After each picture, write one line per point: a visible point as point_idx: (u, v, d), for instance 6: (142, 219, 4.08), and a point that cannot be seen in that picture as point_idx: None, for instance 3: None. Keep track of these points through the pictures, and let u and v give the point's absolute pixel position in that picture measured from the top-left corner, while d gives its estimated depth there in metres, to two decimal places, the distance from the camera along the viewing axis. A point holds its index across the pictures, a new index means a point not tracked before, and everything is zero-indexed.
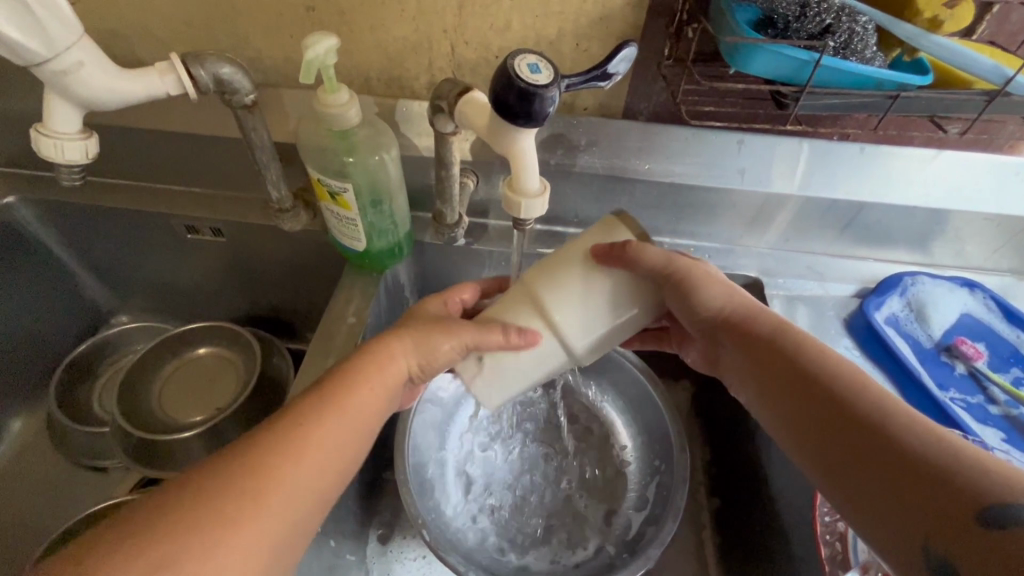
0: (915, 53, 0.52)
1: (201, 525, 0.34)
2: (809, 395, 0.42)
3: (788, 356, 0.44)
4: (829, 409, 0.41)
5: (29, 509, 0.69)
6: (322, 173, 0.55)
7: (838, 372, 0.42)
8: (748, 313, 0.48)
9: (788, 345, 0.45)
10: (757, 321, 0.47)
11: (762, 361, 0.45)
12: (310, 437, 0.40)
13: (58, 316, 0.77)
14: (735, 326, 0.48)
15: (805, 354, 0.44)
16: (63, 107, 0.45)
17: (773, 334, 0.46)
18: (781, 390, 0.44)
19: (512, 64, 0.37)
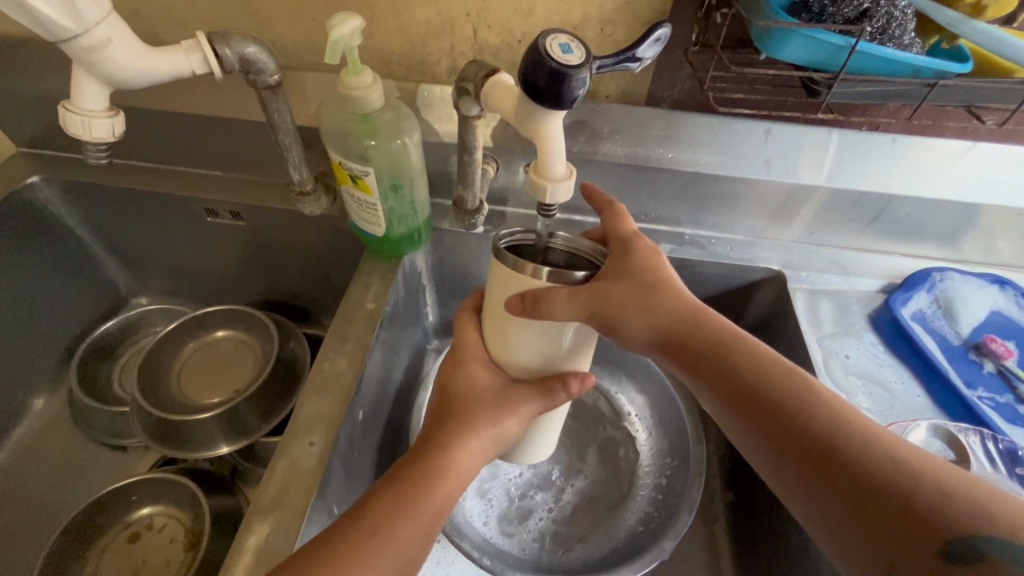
0: (954, 40, 0.51)
1: (356, 539, 0.39)
2: (757, 417, 0.41)
3: (734, 375, 0.43)
4: (781, 428, 0.40)
5: (51, 484, 0.71)
6: (343, 157, 0.54)
7: (787, 390, 0.41)
8: (685, 323, 0.45)
9: (733, 358, 0.43)
10: (699, 330, 0.45)
11: (708, 380, 0.44)
12: (437, 470, 0.44)
13: (82, 296, 0.78)
14: (675, 342, 0.45)
15: (749, 370, 0.42)
16: (90, 84, 0.45)
17: (713, 345, 0.44)
18: (729, 408, 0.43)
19: (544, 44, 0.36)
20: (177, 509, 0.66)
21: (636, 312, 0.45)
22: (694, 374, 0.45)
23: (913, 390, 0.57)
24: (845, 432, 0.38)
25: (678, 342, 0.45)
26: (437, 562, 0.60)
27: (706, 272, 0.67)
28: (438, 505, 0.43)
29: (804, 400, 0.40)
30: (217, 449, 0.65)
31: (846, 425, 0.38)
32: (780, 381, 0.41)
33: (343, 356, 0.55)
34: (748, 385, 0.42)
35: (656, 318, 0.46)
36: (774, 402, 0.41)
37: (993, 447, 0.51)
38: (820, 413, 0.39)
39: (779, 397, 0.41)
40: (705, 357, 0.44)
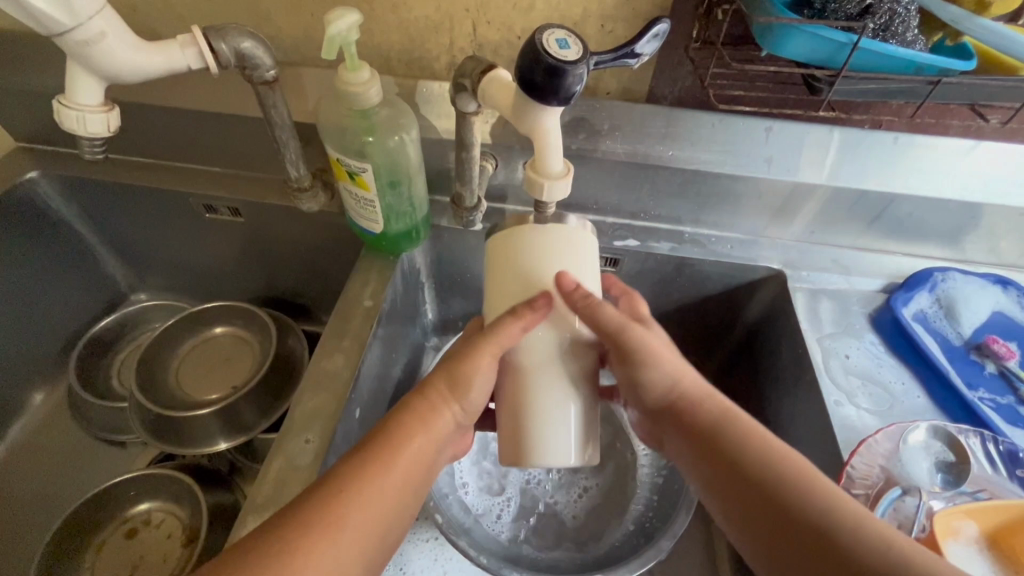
0: (958, 37, 0.50)
1: (317, 521, 0.39)
2: (752, 496, 0.42)
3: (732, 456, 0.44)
4: (775, 520, 0.40)
5: (50, 479, 0.71)
6: (341, 153, 0.54)
7: (783, 473, 0.42)
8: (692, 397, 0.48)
9: (733, 439, 0.45)
10: (702, 403, 0.48)
11: (707, 461, 0.46)
12: (397, 445, 0.44)
13: (81, 292, 0.78)
14: (683, 409, 0.48)
15: (748, 451, 0.44)
16: (85, 78, 0.45)
17: (715, 424, 0.46)
18: (724, 493, 0.44)
19: (541, 39, 0.36)
20: (175, 504, 0.66)
21: (654, 366, 0.48)
22: (695, 451, 0.47)
23: (913, 391, 0.57)
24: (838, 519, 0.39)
25: (686, 412, 0.48)
26: (434, 560, 0.60)
27: (705, 270, 0.67)
28: (403, 478, 0.43)
29: (800, 488, 0.41)
30: (215, 446, 0.65)
31: (841, 518, 0.39)
32: (777, 467, 0.42)
33: (340, 353, 0.55)
34: (742, 468, 0.43)
35: (666, 380, 0.49)
36: (771, 489, 0.41)
37: (993, 449, 0.50)
38: (816, 505, 0.40)
39: (775, 484, 0.42)
40: (706, 426, 0.46)
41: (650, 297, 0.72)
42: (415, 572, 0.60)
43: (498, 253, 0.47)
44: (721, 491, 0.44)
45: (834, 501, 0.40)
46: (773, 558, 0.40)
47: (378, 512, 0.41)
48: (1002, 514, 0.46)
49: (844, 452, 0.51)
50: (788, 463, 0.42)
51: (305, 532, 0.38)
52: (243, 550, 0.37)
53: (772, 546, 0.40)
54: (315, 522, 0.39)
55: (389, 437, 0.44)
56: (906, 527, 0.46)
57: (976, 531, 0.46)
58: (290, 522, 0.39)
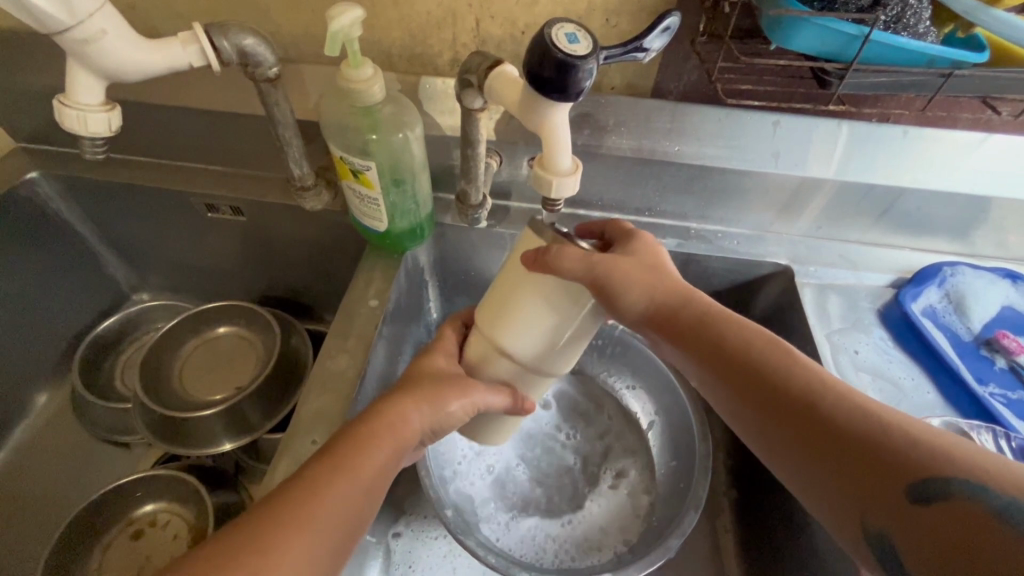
0: (970, 28, 0.50)
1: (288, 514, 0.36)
2: (735, 379, 0.42)
3: (713, 340, 0.44)
4: (768, 407, 0.40)
5: (55, 481, 0.71)
6: (345, 151, 0.53)
7: (759, 354, 0.42)
8: (673, 296, 0.47)
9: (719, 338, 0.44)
10: (686, 310, 0.46)
11: (690, 350, 0.45)
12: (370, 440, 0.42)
13: (82, 292, 0.78)
14: (666, 318, 0.47)
15: (726, 335, 0.44)
16: (85, 79, 0.44)
17: (696, 317, 0.46)
18: (721, 391, 0.43)
19: (549, 34, 0.35)
20: (180, 505, 0.65)
21: (630, 291, 0.45)
22: (685, 352, 0.46)
23: (923, 387, 0.56)
24: (815, 389, 0.39)
25: (673, 320, 0.46)
26: (445, 556, 0.61)
27: (712, 266, 0.67)
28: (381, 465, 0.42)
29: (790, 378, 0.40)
30: (220, 446, 0.65)
31: (829, 396, 0.38)
32: (756, 353, 0.42)
33: (346, 353, 0.54)
34: (732, 362, 0.43)
35: (643, 297, 0.46)
36: (761, 379, 0.41)
37: (1005, 446, 0.49)
38: (806, 388, 0.39)
39: (768, 374, 0.41)
40: (694, 331, 0.45)
41: None
42: (425, 569, 0.60)
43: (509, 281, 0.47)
44: (708, 378, 0.44)
45: (822, 383, 0.39)
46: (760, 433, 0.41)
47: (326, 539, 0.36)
48: None
49: None
50: (774, 355, 0.42)
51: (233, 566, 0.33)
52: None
53: (759, 423, 0.41)
54: (286, 518, 0.36)
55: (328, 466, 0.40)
56: None
57: None
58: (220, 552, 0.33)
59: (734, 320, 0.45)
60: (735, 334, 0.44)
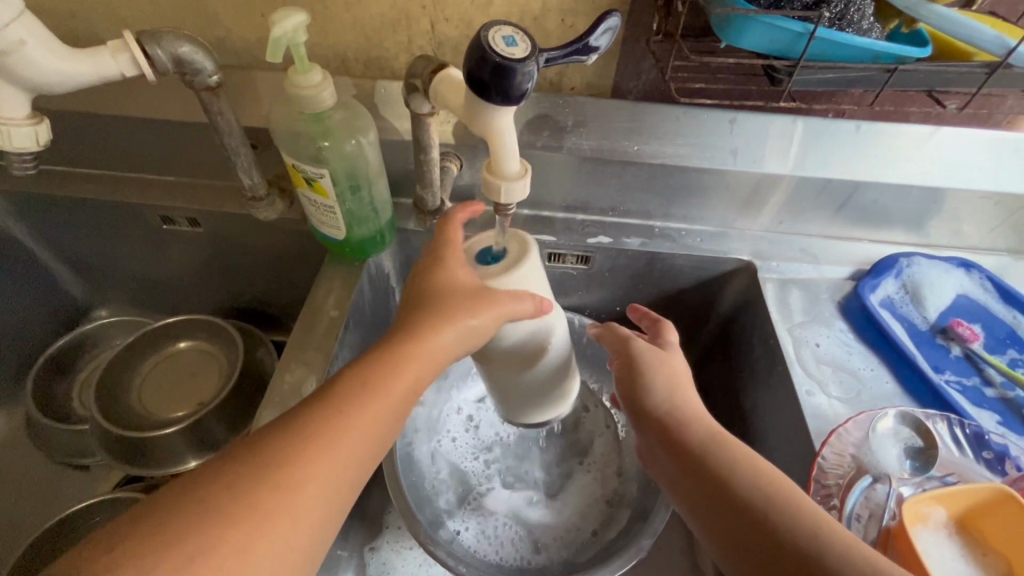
0: (913, 23, 0.50)
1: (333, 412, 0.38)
2: (734, 513, 0.42)
3: (714, 471, 0.44)
4: (749, 529, 0.41)
5: (8, 509, 0.68)
6: (296, 159, 0.52)
7: (760, 486, 0.42)
8: (683, 417, 0.49)
9: (714, 452, 0.46)
10: (690, 431, 0.48)
11: (691, 477, 0.45)
12: (408, 352, 0.42)
13: (34, 311, 0.75)
14: (671, 437, 0.48)
15: (723, 464, 0.44)
16: (9, 91, 0.42)
17: (701, 443, 0.47)
18: (701, 507, 0.44)
19: (488, 36, 0.35)
20: None
21: (652, 384, 0.51)
22: (684, 480, 0.46)
23: (882, 377, 0.57)
24: (818, 535, 0.38)
25: (676, 437, 0.48)
26: (420, 565, 0.60)
27: (677, 264, 0.67)
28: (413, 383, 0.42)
29: (768, 500, 0.41)
30: (185, 464, 0.63)
31: (815, 539, 0.38)
32: (758, 487, 0.42)
33: (306, 365, 0.53)
34: (730, 496, 0.43)
35: (659, 403, 0.50)
36: (745, 502, 0.42)
37: (960, 433, 0.50)
38: (784, 509, 0.40)
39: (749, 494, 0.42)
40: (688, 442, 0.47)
41: (623, 293, 0.72)
42: None
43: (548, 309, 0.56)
44: (705, 508, 0.44)
45: (798, 510, 0.40)
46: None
47: (351, 457, 0.37)
48: (973, 498, 0.45)
49: (814, 444, 0.51)
50: (765, 481, 0.42)
51: (268, 477, 0.34)
52: (192, 489, 0.33)
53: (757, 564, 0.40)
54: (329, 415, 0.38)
55: (357, 386, 0.40)
56: (876, 515, 0.46)
57: (944, 516, 0.46)
58: (256, 461, 0.34)
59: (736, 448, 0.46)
60: (738, 464, 0.44)
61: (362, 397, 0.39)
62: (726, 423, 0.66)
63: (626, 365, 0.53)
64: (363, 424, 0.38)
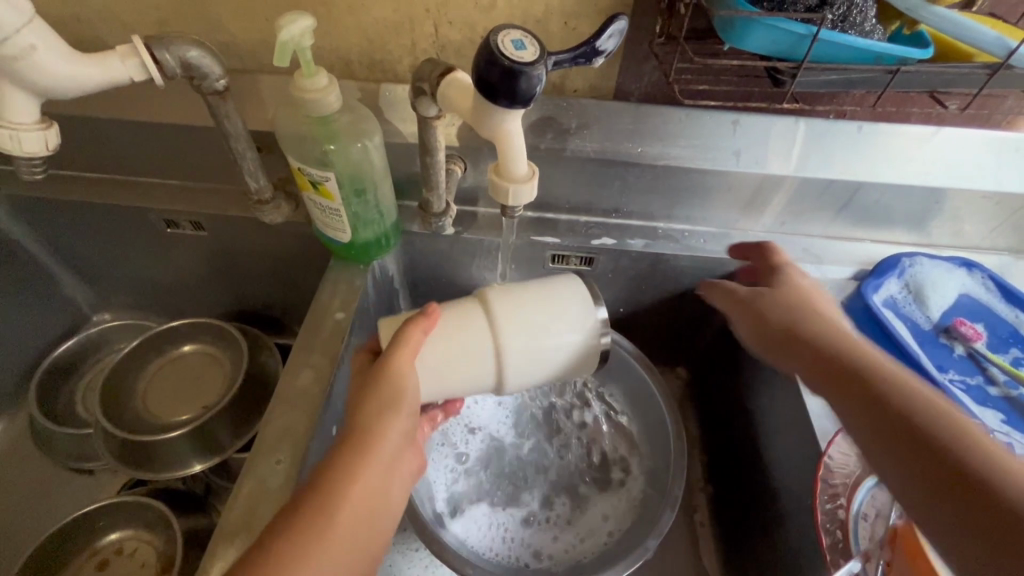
0: (914, 25, 0.51)
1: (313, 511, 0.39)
2: (889, 414, 0.44)
3: (865, 380, 0.47)
4: (894, 427, 0.43)
5: (12, 514, 0.68)
6: (302, 163, 0.52)
7: (893, 387, 0.45)
8: (837, 349, 0.50)
9: (858, 373, 0.47)
10: (853, 354, 0.49)
11: (842, 394, 0.47)
12: (376, 429, 0.42)
13: (38, 316, 0.75)
14: (832, 366, 0.49)
15: (874, 374, 0.47)
16: (18, 96, 0.42)
17: (862, 365, 0.48)
18: (866, 431, 0.44)
19: (496, 40, 0.35)
20: (148, 531, 0.63)
21: (823, 324, 0.53)
22: (838, 401, 0.47)
23: None
24: (951, 426, 0.41)
25: (834, 365, 0.49)
26: (426, 567, 0.60)
27: (680, 265, 0.67)
28: (387, 456, 0.42)
29: (908, 415, 0.43)
30: (189, 468, 0.63)
31: (953, 428, 0.41)
32: (900, 391, 0.45)
33: (312, 368, 0.53)
34: (883, 402, 0.44)
35: (822, 346, 0.51)
36: (907, 416, 0.43)
37: None
38: (938, 417, 0.42)
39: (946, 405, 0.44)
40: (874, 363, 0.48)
41: (626, 294, 0.72)
42: None
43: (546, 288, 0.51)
44: (855, 424, 0.45)
45: (941, 411, 0.42)
46: (913, 463, 0.41)
47: (345, 544, 0.39)
48: None
49: (820, 444, 0.51)
50: (908, 384, 0.45)
51: None
52: None
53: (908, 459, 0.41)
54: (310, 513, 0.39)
55: (333, 485, 0.40)
56: None
57: None
58: None
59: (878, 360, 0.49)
60: (880, 372, 0.47)
61: (341, 496, 0.40)
62: (729, 423, 0.67)
63: (748, 309, 0.58)
64: (346, 508, 0.40)
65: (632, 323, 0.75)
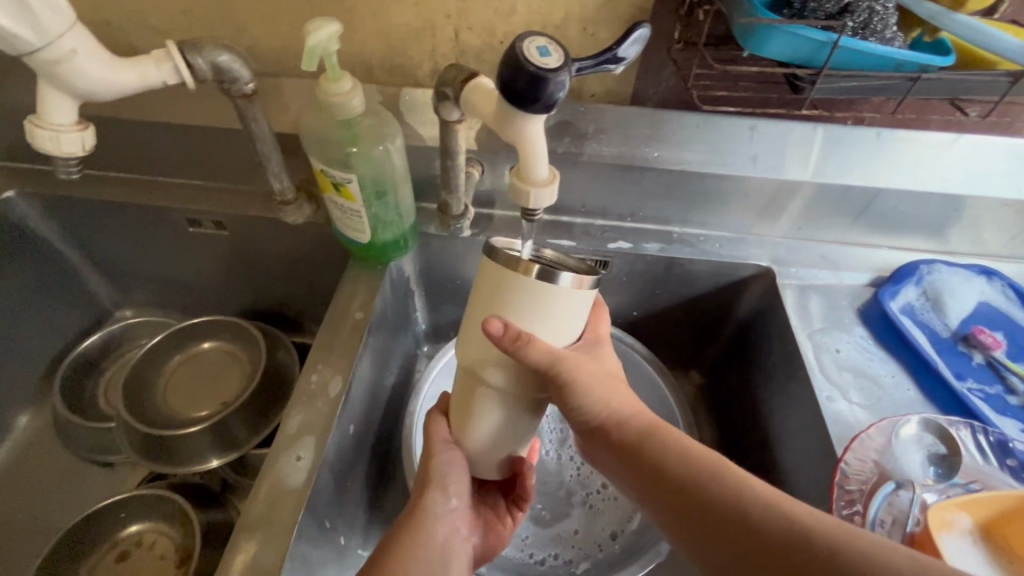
0: (935, 32, 0.51)
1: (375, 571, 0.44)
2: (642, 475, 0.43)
3: (651, 459, 0.43)
4: (661, 485, 0.42)
5: (36, 504, 0.69)
6: (325, 164, 0.53)
7: (666, 441, 0.43)
8: (619, 416, 0.45)
9: (638, 451, 0.44)
10: (626, 421, 0.45)
11: (632, 470, 0.44)
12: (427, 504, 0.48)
13: (64, 311, 0.77)
14: (609, 434, 0.45)
15: (649, 440, 0.44)
16: (57, 98, 0.44)
17: (641, 435, 0.44)
18: (667, 514, 0.41)
19: (522, 47, 0.36)
20: (168, 524, 0.65)
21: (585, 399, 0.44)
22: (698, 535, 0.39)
23: (904, 384, 0.57)
24: (706, 488, 0.39)
25: (627, 453, 0.44)
26: None
27: (695, 269, 0.67)
28: (444, 528, 0.49)
29: (699, 472, 0.40)
30: (207, 463, 0.64)
31: (692, 472, 0.41)
32: (647, 440, 0.44)
33: (331, 367, 0.54)
34: (643, 459, 0.43)
35: (596, 410, 0.45)
36: (694, 493, 0.40)
37: (983, 440, 0.50)
38: (717, 488, 0.39)
39: (705, 485, 0.40)
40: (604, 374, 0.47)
41: (641, 297, 0.72)
42: None
43: (489, 303, 0.42)
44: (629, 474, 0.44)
45: (808, 532, 0.34)
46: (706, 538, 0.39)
47: None
48: (998, 504, 0.46)
49: (837, 449, 0.51)
50: (650, 423, 0.45)
51: None
52: None
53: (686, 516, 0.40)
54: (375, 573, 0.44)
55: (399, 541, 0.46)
56: (900, 521, 0.46)
57: (970, 523, 0.46)
58: None
59: (671, 429, 0.45)
60: (645, 423, 0.45)
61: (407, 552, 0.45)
62: (743, 428, 0.67)
63: None
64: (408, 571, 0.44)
65: (646, 327, 0.75)
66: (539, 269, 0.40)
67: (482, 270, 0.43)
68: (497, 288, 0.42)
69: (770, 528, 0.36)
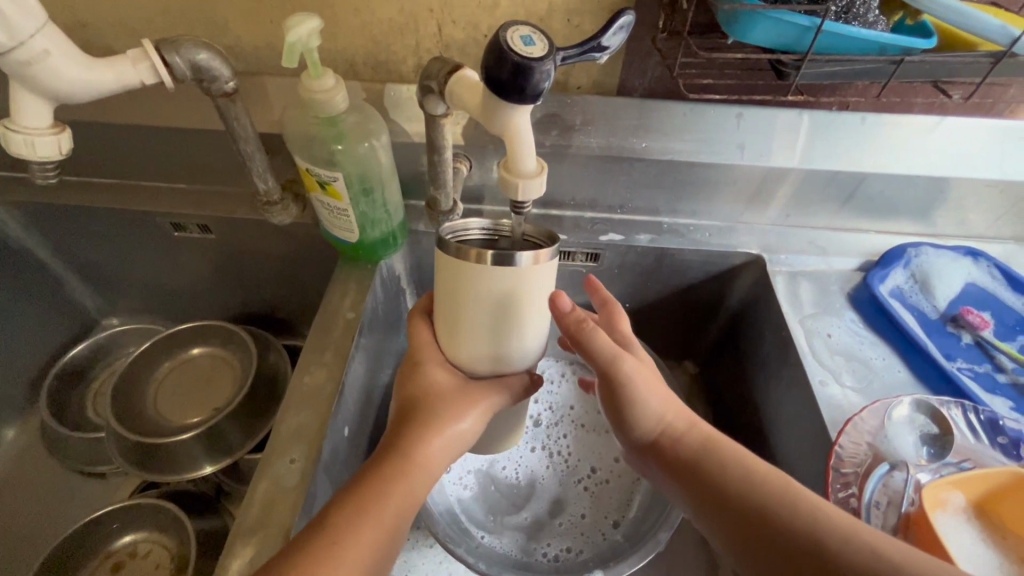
0: (918, 15, 0.51)
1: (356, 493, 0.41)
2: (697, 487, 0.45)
3: (710, 471, 0.44)
4: (717, 498, 0.43)
5: (26, 518, 0.68)
6: (310, 163, 0.53)
7: (726, 456, 0.45)
8: (677, 429, 0.47)
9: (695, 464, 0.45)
10: (682, 436, 0.47)
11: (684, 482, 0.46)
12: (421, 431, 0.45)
13: (48, 321, 0.75)
14: (664, 447, 0.47)
15: (705, 454, 0.45)
16: (31, 101, 0.43)
17: (698, 450, 0.46)
18: (722, 526, 0.43)
19: (505, 36, 0.35)
20: (163, 533, 0.64)
21: (641, 407, 0.47)
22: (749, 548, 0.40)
23: (894, 365, 0.57)
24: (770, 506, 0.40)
25: (684, 466, 0.46)
26: (439, 563, 0.59)
27: (686, 259, 0.67)
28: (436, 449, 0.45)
29: (757, 488, 0.42)
30: (200, 469, 0.63)
31: (750, 488, 0.42)
32: (708, 456, 0.45)
33: (323, 367, 0.54)
34: (701, 472, 0.45)
35: (651, 423, 0.47)
36: (756, 509, 0.41)
37: (974, 419, 0.50)
38: (780, 506, 0.40)
39: (763, 502, 0.41)
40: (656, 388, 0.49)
41: (633, 289, 0.72)
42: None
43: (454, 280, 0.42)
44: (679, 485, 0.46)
45: (875, 551, 0.36)
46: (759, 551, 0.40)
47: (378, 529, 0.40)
48: (990, 482, 0.46)
49: (831, 433, 0.51)
50: (706, 437, 0.47)
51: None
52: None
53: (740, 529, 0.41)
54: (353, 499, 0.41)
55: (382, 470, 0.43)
56: (895, 501, 0.46)
57: (963, 501, 0.46)
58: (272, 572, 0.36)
59: (728, 444, 0.46)
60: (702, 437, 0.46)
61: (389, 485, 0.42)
62: (738, 415, 0.67)
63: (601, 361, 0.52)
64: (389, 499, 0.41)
65: (639, 318, 0.75)
66: (493, 255, 0.40)
67: (439, 262, 0.42)
68: (455, 268, 0.41)
69: (839, 547, 0.37)
